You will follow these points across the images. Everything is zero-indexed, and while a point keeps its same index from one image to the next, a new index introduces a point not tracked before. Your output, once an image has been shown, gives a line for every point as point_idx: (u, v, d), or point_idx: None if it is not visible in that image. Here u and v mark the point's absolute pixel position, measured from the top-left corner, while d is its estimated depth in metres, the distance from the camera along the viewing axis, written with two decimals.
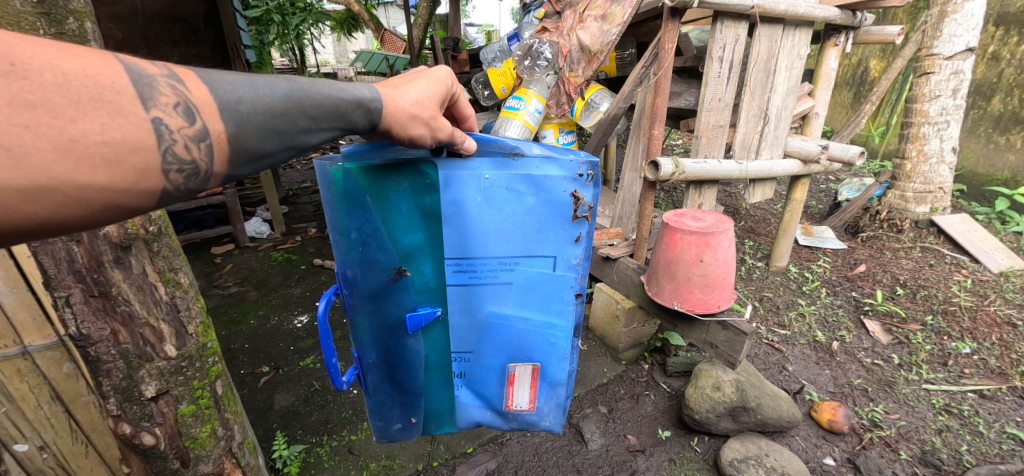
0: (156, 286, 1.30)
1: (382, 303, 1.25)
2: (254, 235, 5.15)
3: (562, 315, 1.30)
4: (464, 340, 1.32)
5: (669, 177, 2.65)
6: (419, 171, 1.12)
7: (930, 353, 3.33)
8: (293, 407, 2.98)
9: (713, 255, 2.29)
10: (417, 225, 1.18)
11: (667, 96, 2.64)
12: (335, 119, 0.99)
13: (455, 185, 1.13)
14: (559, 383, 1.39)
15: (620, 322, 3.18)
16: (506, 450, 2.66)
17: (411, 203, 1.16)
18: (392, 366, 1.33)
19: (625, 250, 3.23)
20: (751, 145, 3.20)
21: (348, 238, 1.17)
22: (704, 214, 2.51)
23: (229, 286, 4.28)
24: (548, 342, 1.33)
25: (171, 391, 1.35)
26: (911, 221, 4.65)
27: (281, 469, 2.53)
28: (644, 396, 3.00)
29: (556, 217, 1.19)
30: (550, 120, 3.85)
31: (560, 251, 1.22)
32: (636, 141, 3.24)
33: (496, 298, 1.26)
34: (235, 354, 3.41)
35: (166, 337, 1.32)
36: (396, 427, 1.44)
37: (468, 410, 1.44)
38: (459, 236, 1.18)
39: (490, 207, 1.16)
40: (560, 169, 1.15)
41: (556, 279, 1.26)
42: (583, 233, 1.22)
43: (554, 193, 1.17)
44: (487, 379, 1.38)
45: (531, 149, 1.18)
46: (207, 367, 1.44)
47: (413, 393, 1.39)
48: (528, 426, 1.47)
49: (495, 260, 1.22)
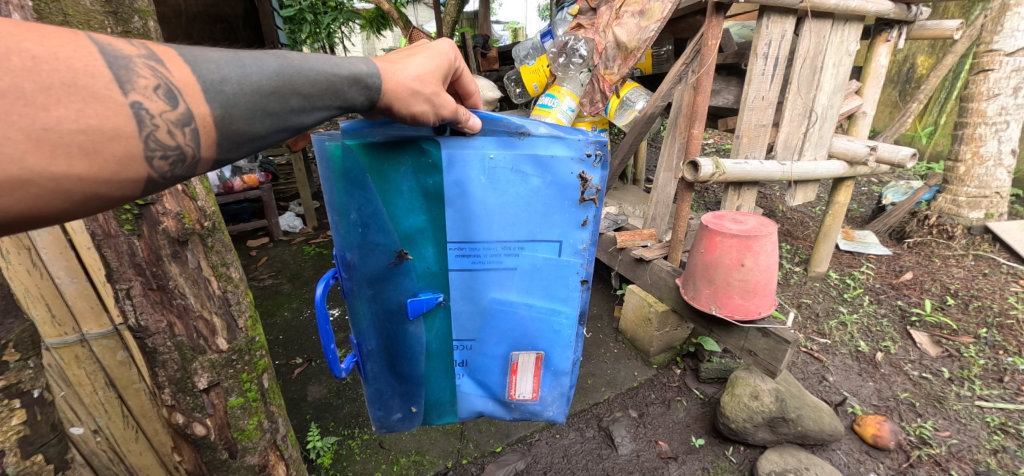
0: (210, 281, 1.33)
1: (383, 287, 1.27)
2: (288, 229, 5.26)
3: (566, 302, 1.30)
4: (467, 328, 1.33)
5: (709, 178, 2.58)
6: (421, 149, 1.14)
7: (984, 368, 3.17)
8: (326, 399, 3.04)
9: (754, 258, 2.22)
10: (418, 206, 1.20)
11: (709, 94, 2.55)
12: (329, 98, 0.96)
13: (457, 166, 1.13)
14: (563, 372, 1.41)
15: (652, 326, 3.11)
16: (535, 451, 2.65)
17: (412, 184, 1.18)
18: (393, 353, 1.36)
19: (659, 251, 3.16)
20: (794, 145, 3.09)
21: (348, 219, 1.19)
22: (746, 216, 2.43)
23: (264, 278, 4.39)
24: (552, 330, 1.34)
25: (222, 383, 1.38)
26: (964, 228, 4.43)
27: (315, 460, 2.58)
28: (676, 402, 2.93)
29: (561, 200, 1.19)
30: (583, 118, 3.76)
31: (565, 234, 1.22)
32: (673, 140, 3.14)
33: (500, 284, 1.27)
34: (270, 345, 3.50)
35: (218, 331, 1.35)
36: (396, 415, 1.47)
37: (471, 400, 1.45)
38: (462, 218, 1.19)
39: (493, 189, 1.16)
40: (566, 148, 1.15)
41: (562, 264, 1.25)
42: (589, 217, 1.21)
43: (560, 174, 1.16)
44: (490, 368, 1.39)
45: (538, 127, 1.15)
46: (255, 361, 1.46)
47: (413, 382, 1.41)
48: (531, 416, 1.48)
49: (498, 244, 1.22)
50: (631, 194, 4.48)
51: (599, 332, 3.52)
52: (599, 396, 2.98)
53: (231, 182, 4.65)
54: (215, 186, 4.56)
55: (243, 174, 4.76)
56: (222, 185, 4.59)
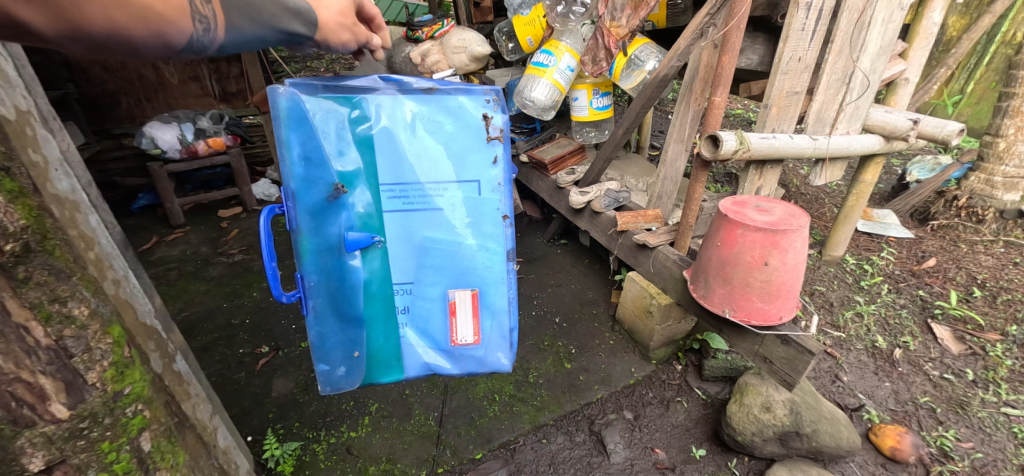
0: (31, 329, 0.97)
1: (325, 225, 1.34)
2: (263, 198, 4.82)
3: (491, 239, 1.44)
4: (405, 269, 1.45)
5: (731, 156, 2.21)
6: (356, 102, 1.28)
7: (1011, 370, 2.89)
8: (292, 394, 2.72)
9: (781, 257, 1.87)
10: (359, 155, 1.32)
11: (736, 53, 2.13)
12: (267, 20, 0.80)
13: (385, 116, 1.30)
14: (496, 311, 1.51)
15: (654, 319, 2.76)
16: (519, 458, 2.38)
17: (352, 133, 1.29)
18: (339, 291, 1.42)
19: (665, 237, 2.78)
20: (828, 117, 2.69)
21: (293, 160, 1.26)
22: (771, 204, 2.05)
23: (234, 254, 4.02)
24: (481, 269, 1.46)
25: (68, 461, 1.04)
26: (996, 211, 4.06)
27: (274, 469, 2.31)
28: (675, 403, 2.64)
29: (473, 140, 1.36)
30: (583, 79, 3.32)
31: (481, 174, 1.38)
32: (686, 107, 2.74)
33: (430, 225, 1.41)
34: (234, 331, 3.17)
35: (53, 395, 1.00)
36: (341, 371, 1.51)
37: (416, 352, 1.55)
38: (394, 164, 1.34)
39: (419, 139, 1.33)
40: (472, 99, 1.33)
41: (481, 202, 1.41)
42: (498, 155, 1.38)
43: (470, 121, 1.34)
44: (429, 312, 1.50)
45: (446, 87, 1.33)
46: (123, 421, 1.15)
47: (359, 325, 1.48)
48: (474, 367, 1.58)
49: (426, 186, 1.37)
50: (636, 164, 4.03)
51: (594, 321, 3.19)
52: (591, 395, 2.68)
53: (195, 146, 4.23)
54: (176, 150, 4.15)
55: (208, 136, 4.33)
56: (185, 150, 4.18)
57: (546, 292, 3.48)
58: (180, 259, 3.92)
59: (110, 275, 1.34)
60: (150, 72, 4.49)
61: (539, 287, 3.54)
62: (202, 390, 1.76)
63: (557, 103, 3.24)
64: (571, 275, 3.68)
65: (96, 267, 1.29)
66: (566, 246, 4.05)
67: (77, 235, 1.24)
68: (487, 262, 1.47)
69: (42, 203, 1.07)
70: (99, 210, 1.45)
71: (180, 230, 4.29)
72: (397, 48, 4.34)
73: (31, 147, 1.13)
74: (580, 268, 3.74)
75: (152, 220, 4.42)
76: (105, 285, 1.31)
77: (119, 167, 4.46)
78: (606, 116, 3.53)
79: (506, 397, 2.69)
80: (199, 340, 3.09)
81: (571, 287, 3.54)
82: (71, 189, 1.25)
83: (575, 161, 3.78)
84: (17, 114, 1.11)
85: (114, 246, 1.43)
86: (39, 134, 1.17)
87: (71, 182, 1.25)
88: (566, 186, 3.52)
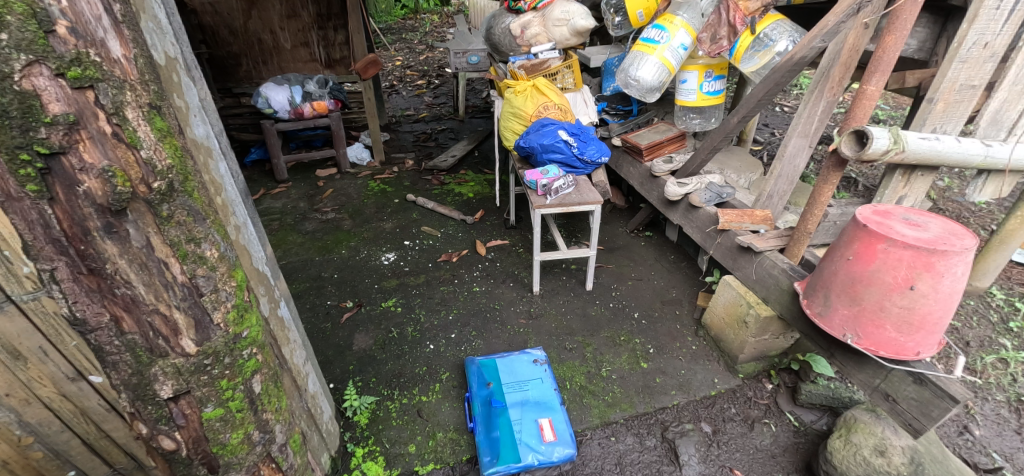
0: (169, 265, 1.03)
1: (476, 387, 2.40)
2: (355, 162, 5.02)
3: (553, 398, 2.33)
4: (513, 400, 2.29)
5: (879, 157, 1.95)
6: (487, 364, 2.51)
7: None
8: (370, 351, 2.77)
9: (933, 283, 1.62)
10: (492, 373, 2.45)
11: (907, 33, 1.90)
12: None
13: (507, 360, 2.53)
14: (566, 430, 2.20)
15: (747, 331, 2.52)
16: (584, 452, 2.25)
17: (491, 367, 2.48)
18: (481, 419, 2.25)
19: (774, 242, 2.51)
20: (1005, 120, 2.33)
21: (473, 372, 2.48)
22: (924, 217, 1.79)
23: (327, 211, 4.21)
24: (550, 408, 2.28)
25: (193, 392, 1.17)
26: None
27: (350, 418, 2.36)
28: (762, 425, 2.39)
29: (536, 365, 2.51)
30: (696, 59, 3.07)
31: (543, 373, 2.47)
32: (817, 97, 2.49)
33: (524, 391, 2.35)
34: (323, 284, 3.30)
35: (182, 330, 1.09)
36: (486, 458, 2.09)
37: (525, 451, 2.09)
38: (508, 368, 2.47)
39: (516, 368, 2.48)
40: (530, 355, 2.57)
41: (548, 385, 2.40)
42: (544, 363, 2.52)
43: (534, 356, 2.57)
44: (526, 424, 2.19)
45: (531, 350, 2.62)
46: (240, 362, 1.22)
47: (492, 431, 2.18)
48: (560, 460, 2.11)
49: (521, 378, 2.42)
50: (738, 157, 3.67)
51: (676, 322, 2.98)
52: (667, 400, 2.50)
53: (302, 108, 4.44)
54: (285, 110, 4.40)
55: (314, 99, 4.53)
56: (293, 111, 4.42)
57: (625, 285, 3.32)
58: (280, 212, 4.18)
59: (232, 221, 1.36)
60: (267, 37, 4.75)
61: (619, 279, 3.37)
62: (299, 337, 1.80)
63: (663, 84, 3.00)
64: (654, 270, 3.46)
65: (221, 212, 1.31)
66: (650, 239, 3.82)
67: (208, 180, 1.26)
68: (525, 383, 2.40)
69: (184, 143, 1.07)
70: (226, 157, 1.46)
71: (283, 185, 4.59)
72: (498, 20, 4.25)
73: (176, 93, 1.17)
74: (665, 264, 3.52)
75: (259, 173, 4.79)
76: (228, 230, 1.33)
77: (237, 123, 4.84)
78: (717, 101, 3.25)
79: (576, 387, 2.56)
80: (291, 287, 3.28)
81: (653, 282, 3.34)
82: (206, 135, 1.28)
83: (673, 148, 3.53)
84: (166, 60, 1.14)
85: (236, 194, 1.43)
86: (183, 81, 1.21)
87: (206, 129, 1.29)
88: (662, 175, 3.29)
